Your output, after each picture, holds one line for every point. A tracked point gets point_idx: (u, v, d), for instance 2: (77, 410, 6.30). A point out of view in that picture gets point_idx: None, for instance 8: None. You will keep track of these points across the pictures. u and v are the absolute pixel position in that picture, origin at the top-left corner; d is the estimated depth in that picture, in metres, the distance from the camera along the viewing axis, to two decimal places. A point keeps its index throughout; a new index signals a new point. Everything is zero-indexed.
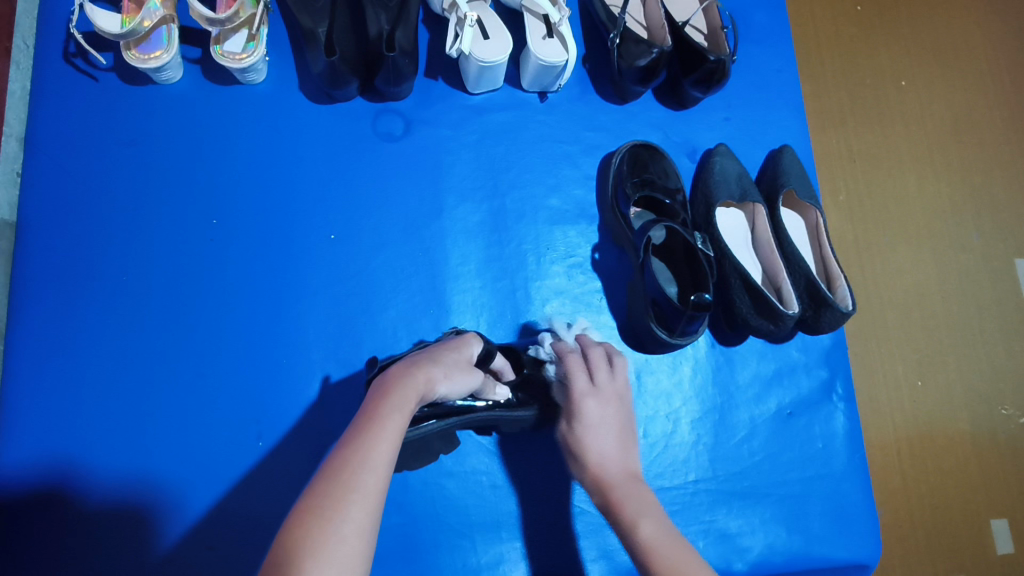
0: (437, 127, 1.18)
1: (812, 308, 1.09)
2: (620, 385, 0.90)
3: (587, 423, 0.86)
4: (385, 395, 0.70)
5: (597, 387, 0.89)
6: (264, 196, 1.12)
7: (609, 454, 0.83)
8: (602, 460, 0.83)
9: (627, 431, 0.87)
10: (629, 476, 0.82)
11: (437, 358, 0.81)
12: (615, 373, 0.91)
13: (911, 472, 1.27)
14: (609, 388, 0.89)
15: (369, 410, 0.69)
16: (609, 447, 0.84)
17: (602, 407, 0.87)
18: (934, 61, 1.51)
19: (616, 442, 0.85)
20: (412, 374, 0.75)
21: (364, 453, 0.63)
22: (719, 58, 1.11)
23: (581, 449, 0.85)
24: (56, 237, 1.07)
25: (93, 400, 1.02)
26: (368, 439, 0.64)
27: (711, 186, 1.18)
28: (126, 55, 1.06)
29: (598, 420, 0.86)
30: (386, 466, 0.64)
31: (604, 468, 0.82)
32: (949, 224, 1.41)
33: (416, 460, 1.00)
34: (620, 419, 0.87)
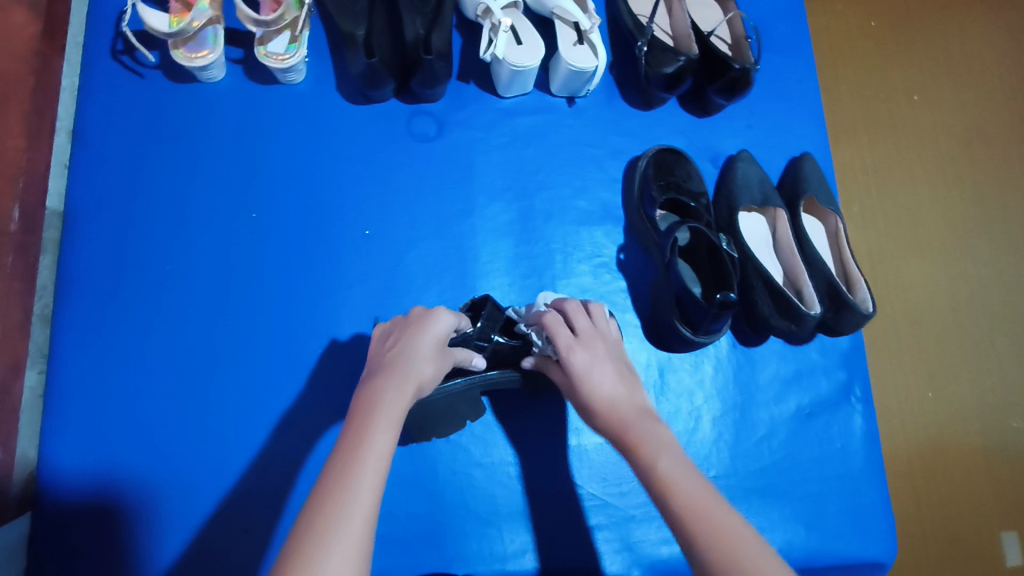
0: (468, 128, 1.22)
1: (834, 310, 1.12)
2: (600, 332, 0.85)
3: (584, 370, 0.80)
4: (368, 408, 0.68)
5: (580, 336, 0.84)
6: (300, 192, 1.16)
7: (615, 392, 0.79)
8: (611, 403, 0.78)
9: (625, 369, 0.82)
10: (641, 411, 0.77)
11: (414, 351, 0.77)
12: (596, 319, 0.87)
13: (923, 480, 1.29)
14: (592, 333, 0.84)
15: (361, 416, 0.68)
16: (612, 387, 0.79)
17: (593, 352, 0.82)
18: (947, 77, 1.55)
19: (618, 380, 0.80)
20: (397, 380, 0.73)
21: (361, 462, 0.62)
22: (743, 67, 1.14)
23: (584, 400, 0.80)
24: (103, 227, 1.11)
25: (134, 384, 1.06)
26: (363, 447, 0.63)
27: (733, 190, 1.21)
28: (174, 53, 1.10)
29: (595, 363, 0.80)
30: (383, 471, 0.63)
31: (617, 408, 0.77)
32: (962, 236, 1.44)
33: (443, 426, 1.05)
34: (616, 359, 0.83)
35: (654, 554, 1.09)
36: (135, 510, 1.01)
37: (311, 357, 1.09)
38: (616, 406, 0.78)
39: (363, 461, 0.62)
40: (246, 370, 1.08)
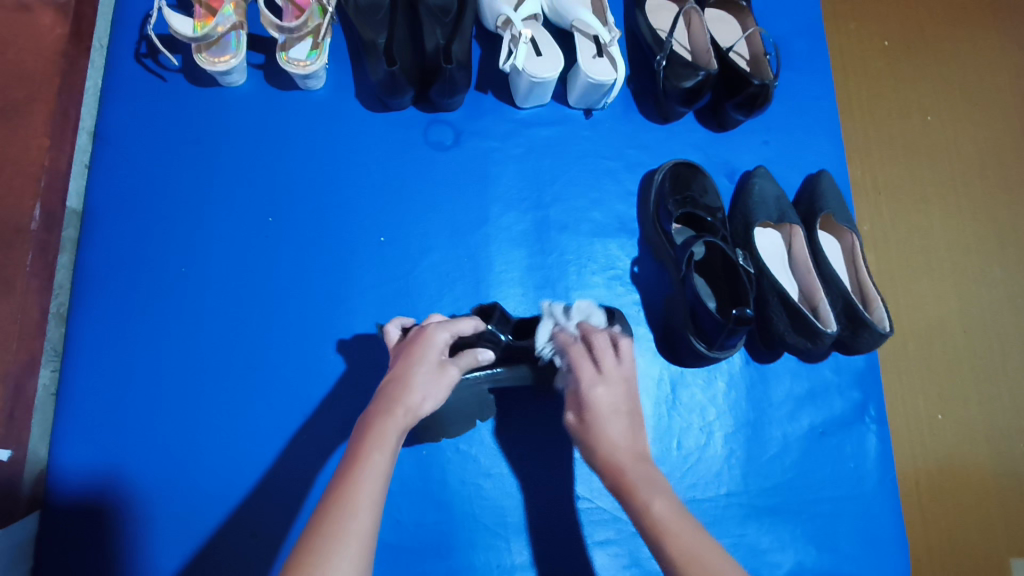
0: (486, 138, 1.22)
1: (850, 328, 1.11)
2: (626, 370, 0.88)
3: (597, 410, 0.83)
4: (359, 449, 0.69)
5: (603, 374, 0.87)
6: (315, 198, 1.16)
7: (618, 435, 0.81)
8: (612, 446, 0.80)
9: (634, 415, 0.84)
10: (638, 457, 0.79)
11: (409, 380, 0.77)
12: (622, 357, 0.90)
13: (934, 504, 1.27)
14: (614, 372, 0.87)
15: (351, 452, 0.69)
16: (617, 433, 0.81)
17: (610, 391, 0.85)
18: (961, 98, 1.54)
19: (623, 425, 0.82)
20: (389, 410, 0.73)
21: (348, 501, 0.64)
22: (762, 83, 1.14)
23: (587, 441, 0.82)
24: (121, 229, 1.11)
25: (147, 384, 1.06)
26: (351, 485, 0.65)
27: (749, 206, 1.21)
28: (197, 57, 1.11)
29: (609, 405, 0.84)
30: (374, 508, 0.65)
31: (614, 451, 0.79)
32: (975, 258, 1.43)
33: (453, 425, 1.06)
34: (626, 402, 0.85)
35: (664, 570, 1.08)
36: (143, 511, 1.01)
37: (322, 362, 1.09)
38: (615, 453, 0.79)
39: (347, 514, 0.63)
40: (258, 374, 1.08)
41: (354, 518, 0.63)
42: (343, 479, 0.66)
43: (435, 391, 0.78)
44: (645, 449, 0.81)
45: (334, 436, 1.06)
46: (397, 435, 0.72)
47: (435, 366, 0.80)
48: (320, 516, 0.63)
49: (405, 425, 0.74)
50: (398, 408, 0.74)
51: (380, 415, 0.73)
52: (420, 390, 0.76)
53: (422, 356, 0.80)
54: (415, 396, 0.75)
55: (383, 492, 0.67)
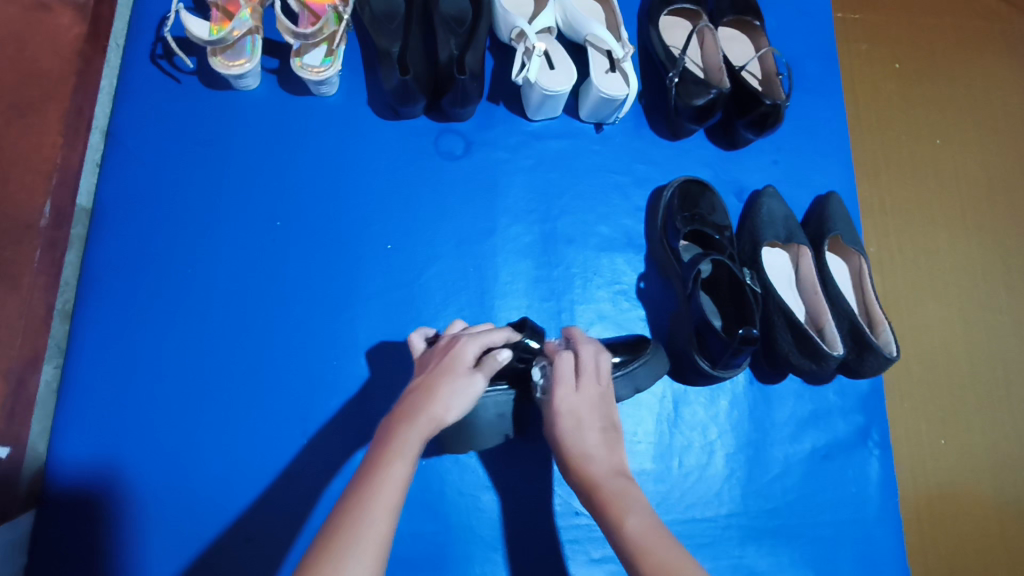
0: (495, 149, 1.23)
1: (855, 351, 1.11)
2: (606, 386, 0.85)
3: (564, 428, 0.81)
4: (378, 457, 0.68)
5: (579, 389, 0.84)
6: (324, 204, 1.16)
7: (594, 450, 0.79)
8: (587, 459, 0.78)
9: (612, 431, 0.82)
10: (613, 474, 0.77)
11: (434, 391, 0.76)
12: (602, 373, 0.86)
13: (936, 533, 1.26)
14: (591, 387, 0.84)
15: (370, 463, 0.68)
16: (592, 448, 0.79)
17: (584, 408, 0.82)
18: (971, 123, 1.54)
19: (597, 439, 0.80)
20: (410, 422, 0.72)
21: (360, 513, 0.63)
22: (774, 103, 1.14)
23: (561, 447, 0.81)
24: (129, 228, 1.11)
25: (150, 385, 1.06)
26: (366, 495, 0.64)
27: (758, 225, 1.21)
28: (212, 60, 1.12)
29: (581, 420, 0.81)
30: (386, 521, 0.63)
31: (589, 469, 0.77)
32: (981, 285, 1.42)
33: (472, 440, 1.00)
34: (595, 416, 0.82)
35: None
36: (138, 513, 1.01)
37: (324, 368, 1.09)
38: (589, 467, 0.78)
39: (358, 527, 0.61)
40: (260, 378, 1.08)
41: (367, 531, 0.61)
42: (361, 485, 0.65)
43: (460, 400, 0.76)
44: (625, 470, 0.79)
45: (335, 443, 1.06)
46: (419, 442, 0.71)
47: (460, 376, 0.78)
48: (330, 528, 0.62)
49: (430, 432, 0.73)
50: (420, 413, 0.73)
51: (403, 422, 0.72)
52: (445, 400, 0.75)
53: (448, 360, 0.80)
54: (439, 402, 0.74)
55: (400, 499, 0.66)
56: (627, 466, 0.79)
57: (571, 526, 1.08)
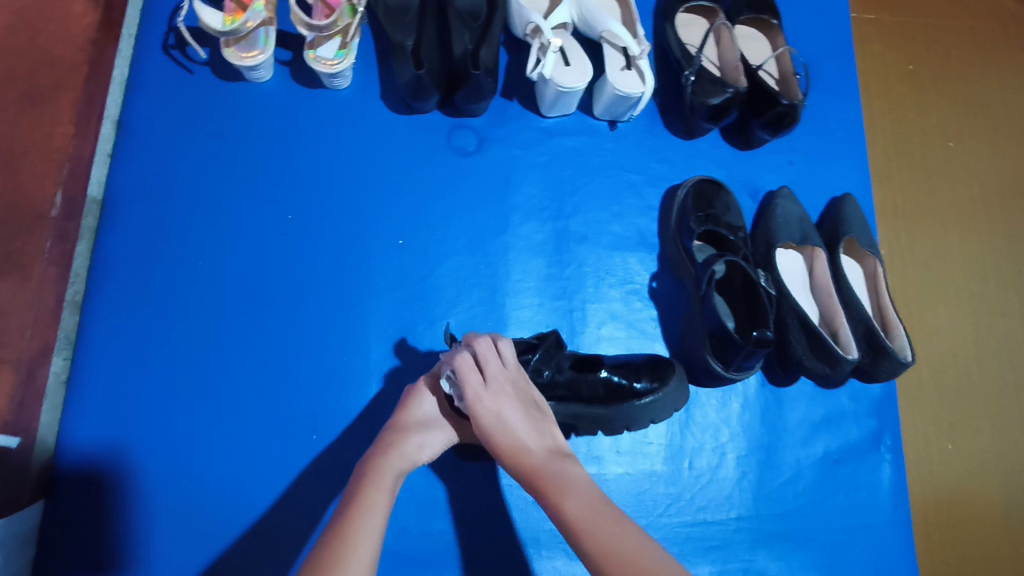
0: (509, 145, 1.22)
1: (870, 355, 1.10)
2: (512, 371, 0.88)
3: (490, 425, 0.84)
4: (358, 490, 0.78)
5: (489, 382, 0.86)
6: (336, 199, 1.15)
7: (527, 438, 0.84)
8: (520, 450, 0.82)
9: (536, 413, 0.87)
10: (550, 456, 0.82)
11: (402, 431, 0.87)
12: (507, 360, 0.89)
13: (948, 537, 1.25)
14: (500, 377, 0.87)
15: (350, 497, 0.77)
16: (522, 437, 0.83)
17: (501, 399, 0.85)
18: (986, 125, 1.53)
19: (525, 426, 0.84)
20: (383, 458, 0.83)
21: (348, 539, 0.71)
22: (790, 103, 1.13)
23: (494, 448, 0.84)
24: (139, 219, 1.11)
25: (159, 378, 1.05)
26: (353, 521, 0.73)
27: (772, 227, 1.19)
28: (226, 51, 1.11)
29: (501, 412, 0.84)
30: (372, 541, 0.72)
31: (525, 457, 0.82)
32: (997, 289, 1.41)
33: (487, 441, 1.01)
34: (521, 400, 0.86)
35: None
36: (145, 508, 1.00)
37: (334, 363, 1.08)
38: (523, 456, 0.82)
39: (345, 548, 0.70)
40: (270, 372, 1.07)
41: (354, 551, 0.70)
42: (344, 514, 0.75)
43: (433, 444, 0.90)
44: (558, 443, 0.86)
45: (343, 439, 1.05)
46: (393, 479, 0.81)
47: (424, 421, 0.90)
48: (319, 552, 0.70)
49: (402, 471, 0.84)
50: (393, 454, 0.84)
51: (378, 461, 0.83)
52: (416, 439, 0.87)
53: (416, 407, 0.92)
54: (410, 445, 0.86)
55: (382, 524, 0.75)
56: (558, 443, 0.85)
57: None
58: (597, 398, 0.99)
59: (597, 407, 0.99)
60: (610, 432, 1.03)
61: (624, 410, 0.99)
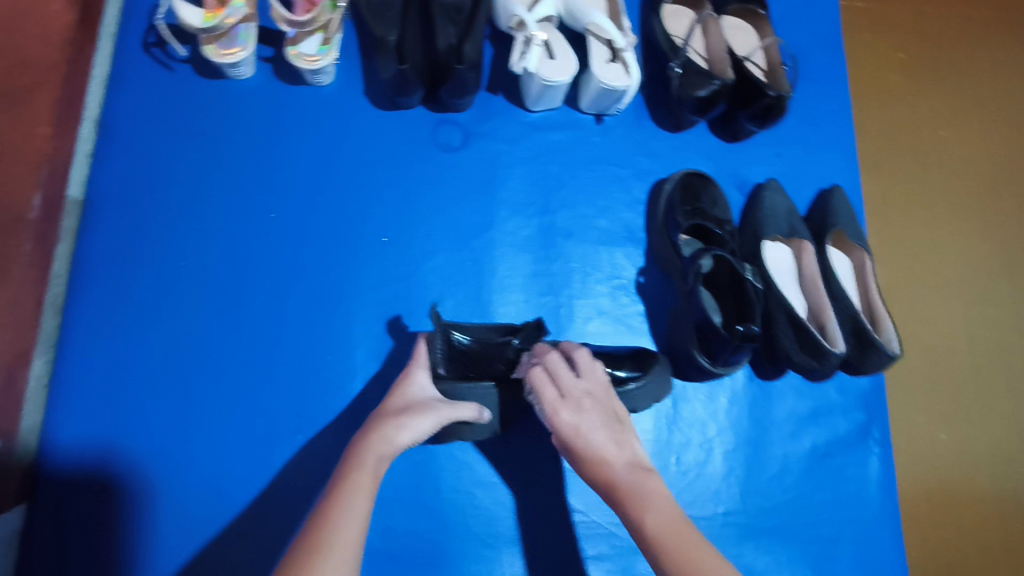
0: (494, 140, 1.21)
1: (857, 348, 1.09)
2: (593, 383, 0.88)
3: (568, 436, 0.83)
4: (341, 475, 0.78)
5: (566, 396, 0.85)
6: (321, 197, 1.15)
7: (606, 450, 0.81)
8: (607, 464, 0.80)
9: (618, 424, 0.84)
10: (632, 466, 0.80)
11: (389, 416, 0.85)
12: (582, 371, 0.88)
13: (941, 529, 1.25)
14: (577, 389, 0.86)
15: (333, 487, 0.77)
16: (605, 449, 0.81)
17: (581, 411, 0.84)
18: (980, 115, 1.52)
19: (605, 437, 0.82)
20: (366, 445, 0.82)
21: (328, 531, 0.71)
22: (778, 94, 1.13)
23: (573, 459, 0.82)
24: (120, 220, 1.10)
25: (142, 379, 1.05)
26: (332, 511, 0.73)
27: (760, 220, 1.19)
28: (206, 49, 1.10)
29: (580, 424, 0.83)
30: (351, 529, 0.72)
31: (609, 468, 0.79)
32: (991, 280, 1.41)
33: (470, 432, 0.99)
34: (598, 411, 0.84)
35: None
36: (130, 509, 1.00)
37: (320, 362, 1.08)
38: (605, 468, 0.79)
39: (323, 541, 0.70)
40: (255, 372, 1.07)
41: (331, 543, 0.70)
42: (326, 505, 0.75)
43: (416, 424, 0.85)
44: (641, 454, 0.82)
45: (329, 438, 1.05)
46: (376, 463, 0.80)
47: (414, 404, 0.88)
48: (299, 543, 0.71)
49: (388, 454, 0.82)
50: (375, 437, 0.82)
51: (360, 446, 0.82)
52: (403, 421, 0.84)
53: (404, 392, 0.90)
54: (396, 427, 0.84)
55: (367, 506, 0.76)
56: (642, 454, 0.82)
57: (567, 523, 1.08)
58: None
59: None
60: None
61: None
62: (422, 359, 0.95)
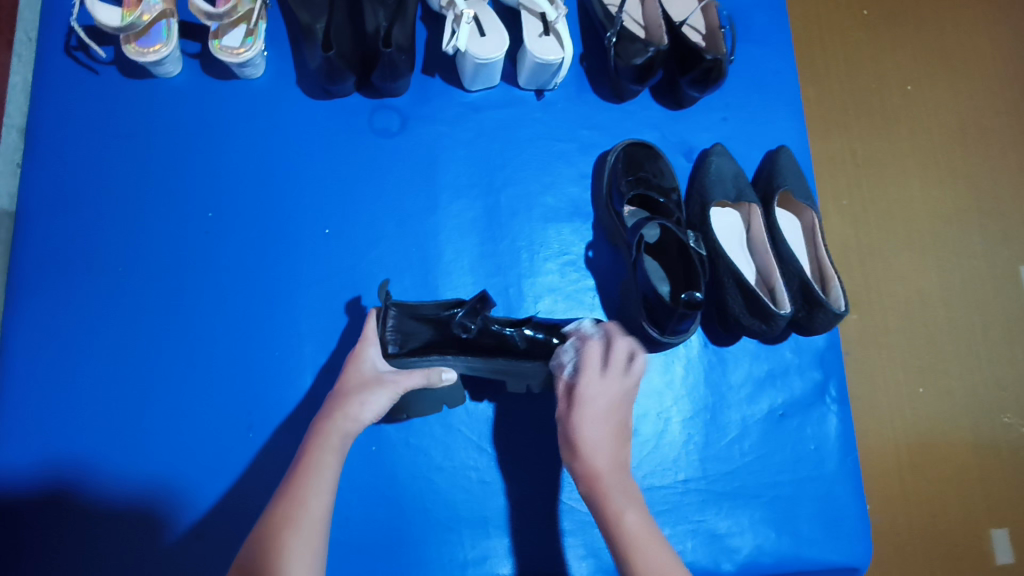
0: (432, 123, 1.19)
1: (805, 309, 1.09)
2: (629, 384, 0.94)
3: (581, 408, 0.90)
4: (307, 454, 0.80)
5: (604, 380, 0.93)
6: (259, 192, 1.13)
7: (601, 444, 0.87)
8: (592, 451, 0.87)
9: (620, 428, 0.91)
10: (614, 471, 0.86)
11: (348, 394, 0.85)
12: (631, 370, 0.96)
13: (910, 479, 1.26)
14: (616, 380, 0.93)
15: (297, 471, 0.78)
16: (596, 439, 0.88)
17: (602, 399, 0.91)
18: (940, 65, 1.50)
19: (605, 436, 0.88)
20: (329, 426, 0.82)
21: (295, 518, 0.73)
22: (715, 57, 1.10)
23: (572, 430, 0.89)
24: (51, 230, 1.08)
25: (85, 388, 1.03)
26: (300, 497, 0.75)
27: (706, 186, 1.18)
28: (126, 48, 1.07)
29: (597, 410, 0.90)
30: (321, 516, 0.75)
31: (592, 460, 0.86)
32: (954, 230, 1.40)
33: None
34: (614, 400, 0.92)
35: None
36: (79, 520, 0.99)
37: (268, 359, 1.07)
38: (596, 460, 0.86)
39: (291, 529, 0.72)
40: (202, 374, 1.06)
41: (300, 530, 0.73)
42: (290, 489, 0.76)
43: (377, 400, 0.85)
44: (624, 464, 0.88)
45: (281, 434, 1.04)
46: (341, 441, 0.82)
47: (372, 380, 0.87)
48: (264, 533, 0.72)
49: (351, 432, 0.83)
50: (337, 416, 0.83)
51: (323, 425, 0.82)
52: (362, 400, 0.84)
53: (359, 368, 0.89)
54: (356, 405, 0.84)
55: (333, 483, 0.78)
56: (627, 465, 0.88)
57: (527, 503, 1.07)
58: (526, 351, 0.96)
59: (525, 361, 0.95)
60: (539, 384, 1.01)
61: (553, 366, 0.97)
62: (372, 336, 0.91)
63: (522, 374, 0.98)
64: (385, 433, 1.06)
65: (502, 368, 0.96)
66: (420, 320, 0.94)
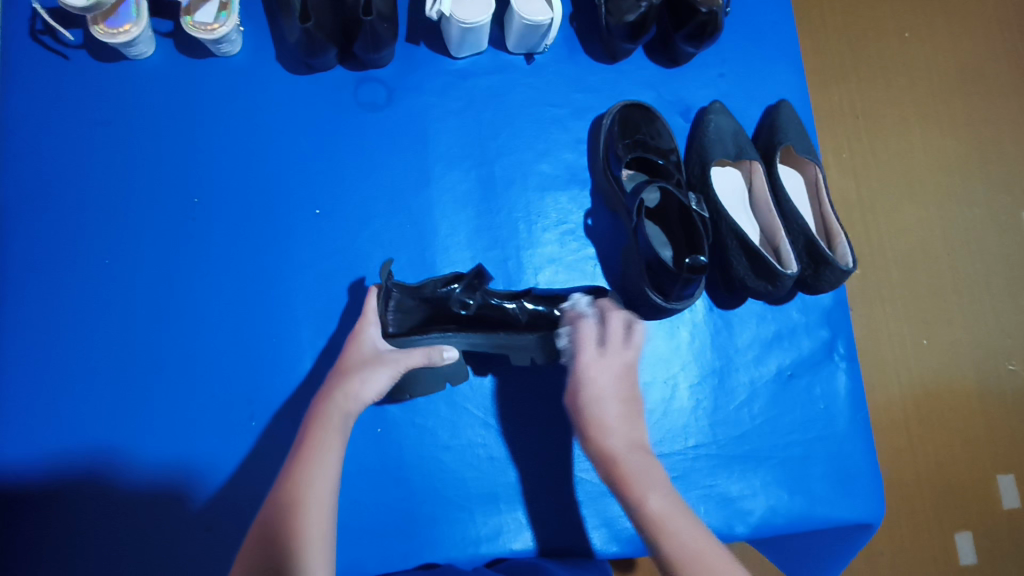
0: (419, 93, 1.14)
1: (812, 267, 1.06)
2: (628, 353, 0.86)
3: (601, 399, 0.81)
4: (308, 436, 0.77)
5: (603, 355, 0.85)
6: (244, 176, 1.09)
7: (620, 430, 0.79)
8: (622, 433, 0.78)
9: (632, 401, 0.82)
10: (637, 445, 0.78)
11: (347, 374, 0.83)
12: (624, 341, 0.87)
13: (917, 430, 1.25)
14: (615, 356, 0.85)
15: (299, 455, 0.76)
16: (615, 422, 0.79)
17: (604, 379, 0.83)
18: (938, 9, 1.45)
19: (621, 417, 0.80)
20: (327, 408, 0.80)
21: (300, 504, 0.71)
22: (711, 9, 1.06)
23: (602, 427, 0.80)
24: (31, 224, 1.04)
25: (80, 384, 1.01)
26: (303, 482, 0.73)
27: (705, 144, 1.14)
28: (95, 29, 1.02)
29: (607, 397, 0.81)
30: (327, 500, 0.73)
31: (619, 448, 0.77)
32: (955, 180, 1.37)
33: (425, 388, 1.01)
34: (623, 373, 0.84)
35: (633, 528, 1.06)
36: (82, 518, 0.97)
37: (264, 345, 1.05)
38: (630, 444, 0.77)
39: (295, 514, 0.70)
40: (198, 364, 1.03)
41: (305, 514, 0.70)
42: (292, 474, 0.74)
43: (377, 379, 0.83)
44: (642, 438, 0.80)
45: (283, 420, 1.02)
46: (341, 421, 0.79)
47: (371, 360, 0.85)
48: (270, 519, 0.70)
49: (352, 412, 0.81)
50: (337, 395, 0.81)
51: (323, 406, 0.80)
52: (361, 378, 0.82)
53: (358, 348, 0.86)
54: (356, 384, 0.82)
55: (339, 463, 0.76)
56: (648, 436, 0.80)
57: (536, 476, 1.06)
58: (527, 324, 0.95)
59: (527, 334, 0.93)
60: (545, 357, 0.97)
61: (557, 336, 0.93)
62: (372, 315, 0.89)
63: (526, 348, 0.95)
64: (389, 414, 1.05)
65: (507, 342, 0.92)
66: (419, 301, 0.92)
